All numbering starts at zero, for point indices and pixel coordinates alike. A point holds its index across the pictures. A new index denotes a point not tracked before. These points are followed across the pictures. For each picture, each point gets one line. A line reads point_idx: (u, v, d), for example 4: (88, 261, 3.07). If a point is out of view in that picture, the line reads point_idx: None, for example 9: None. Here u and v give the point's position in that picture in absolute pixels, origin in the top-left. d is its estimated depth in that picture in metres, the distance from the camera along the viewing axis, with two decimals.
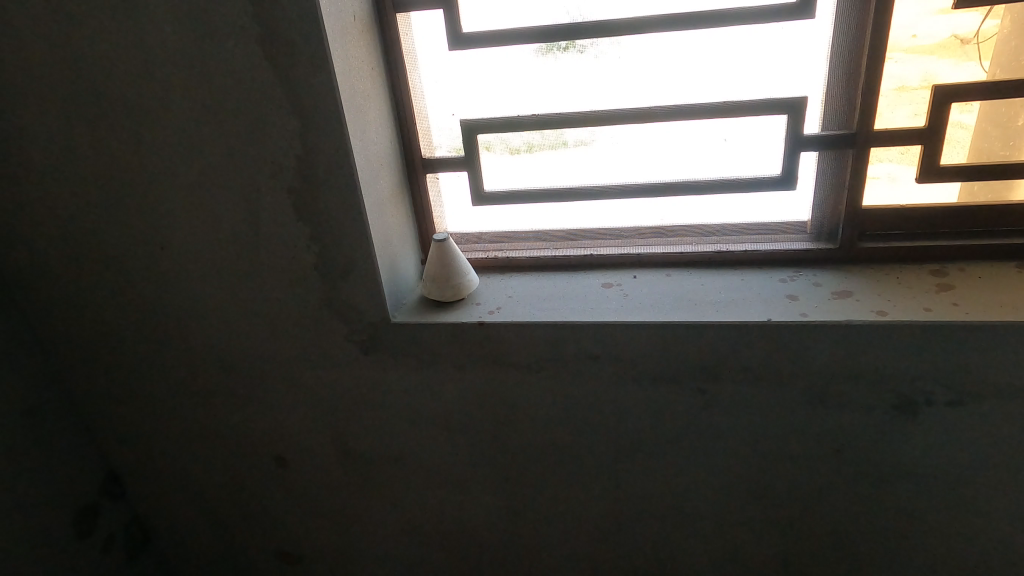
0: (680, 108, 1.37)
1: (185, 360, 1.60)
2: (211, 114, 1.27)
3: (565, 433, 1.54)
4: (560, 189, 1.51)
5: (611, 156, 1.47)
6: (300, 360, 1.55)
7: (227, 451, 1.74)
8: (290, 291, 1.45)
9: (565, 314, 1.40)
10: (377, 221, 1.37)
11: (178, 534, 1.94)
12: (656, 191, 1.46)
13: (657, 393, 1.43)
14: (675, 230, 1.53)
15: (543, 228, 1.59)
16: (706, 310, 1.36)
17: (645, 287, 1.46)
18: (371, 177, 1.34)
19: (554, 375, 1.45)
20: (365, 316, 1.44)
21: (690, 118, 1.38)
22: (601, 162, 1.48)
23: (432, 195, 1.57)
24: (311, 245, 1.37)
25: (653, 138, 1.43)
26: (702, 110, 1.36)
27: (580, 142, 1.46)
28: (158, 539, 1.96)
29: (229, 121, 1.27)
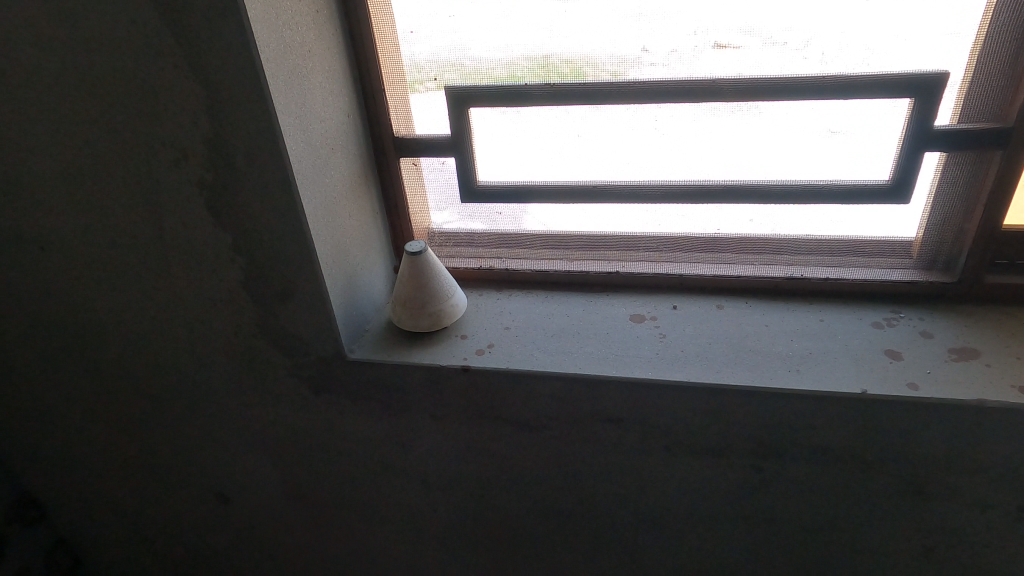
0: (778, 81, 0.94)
1: (98, 379, 1.27)
2: (78, 72, 0.88)
3: (570, 500, 1.19)
4: (578, 188, 1.10)
5: (668, 142, 1.04)
6: (238, 393, 1.21)
7: (159, 482, 1.43)
8: (216, 312, 1.09)
9: (581, 363, 1.03)
10: (328, 230, 1.00)
11: (112, 561, 1.66)
12: (710, 195, 1.06)
13: (694, 465, 1.08)
14: (732, 244, 1.14)
15: (552, 229, 1.20)
16: (776, 371, 0.98)
17: (688, 326, 1.09)
18: (319, 170, 0.96)
19: (559, 435, 1.10)
20: (315, 349, 1.09)
21: (792, 96, 0.95)
22: (636, 151, 1.06)
23: (410, 186, 1.17)
24: (236, 258, 1.00)
25: (718, 124, 1.01)
26: (808, 86, 0.94)
27: (626, 122, 1.03)
28: (90, 562, 1.68)
29: (105, 84, 0.88)
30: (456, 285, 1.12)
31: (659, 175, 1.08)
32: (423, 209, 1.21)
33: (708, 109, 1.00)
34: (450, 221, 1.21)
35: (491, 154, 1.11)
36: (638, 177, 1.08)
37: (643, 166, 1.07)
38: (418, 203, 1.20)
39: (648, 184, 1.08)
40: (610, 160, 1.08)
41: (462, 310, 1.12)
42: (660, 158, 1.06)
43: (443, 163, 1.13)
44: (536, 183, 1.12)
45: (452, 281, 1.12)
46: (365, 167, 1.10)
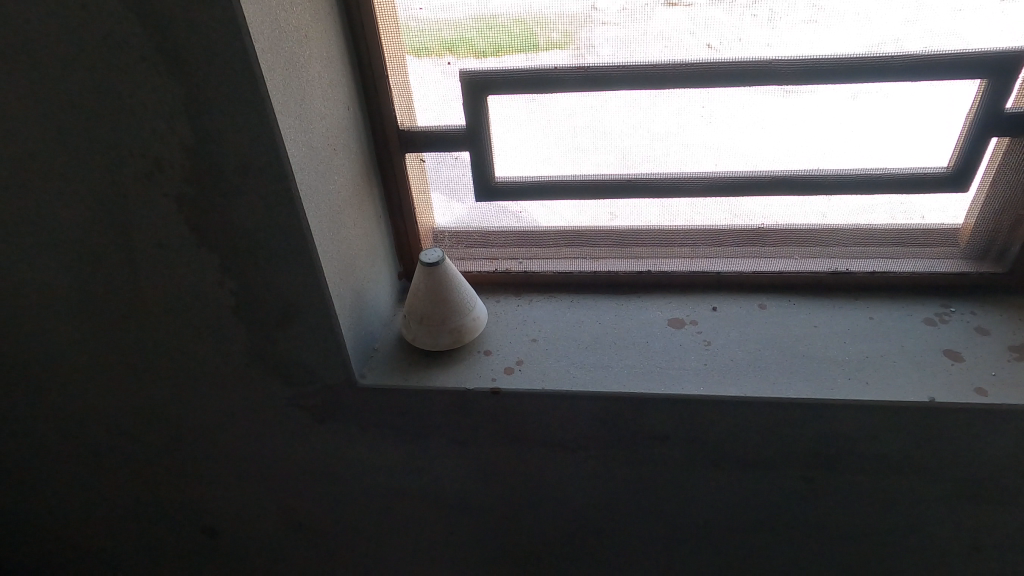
0: (839, 62, 0.85)
1: (55, 419, 1.10)
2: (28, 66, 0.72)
3: (603, 520, 1.10)
4: (610, 182, 0.99)
5: (713, 131, 0.93)
6: (229, 426, 1.07)
7: (133, 523, 1.28)
8: (200, 341, 0.94)
9: (624, 379, 0.93)
10: (333, 243, 0.86)
11: None
12: (756, 187, 0.97)
13: (742, 479, 1.00)
14: (774, 238, 1.04)
15: (579, 225, 1.07)
16: (836, 380, 0.91)
17: (733, 330, 1.00)
18: (321, 176, 0.82)
19: (596, 454, 1.01)
20: (320, 376, 0.96)
21: (852, 80, 0.86)
22: (678, 141, 0.95)
23: (415, 184, 1.04)
24: (226, 279, 0.86)
25: (771, 110, 0.91)
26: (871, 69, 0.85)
27: (666, 109, 0.92)
28: None
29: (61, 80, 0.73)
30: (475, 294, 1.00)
31: (700, 167, 0.97)
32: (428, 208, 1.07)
33: (762, 93, 0.89)
34: (460, 220, 1.08)
35: (510, 145, 0.98)
36: (675, 170, 0.98)
37: (683, 158, 0.96)
38: (423, 200, 1.06)
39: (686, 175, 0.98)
40: (646, 150, 0.96)
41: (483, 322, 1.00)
42: (703, 149, 0.95)
43: (456, 158, 1.00)
44: (562, 177, 1.00)
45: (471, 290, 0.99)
46: (366, 165, 0.96)
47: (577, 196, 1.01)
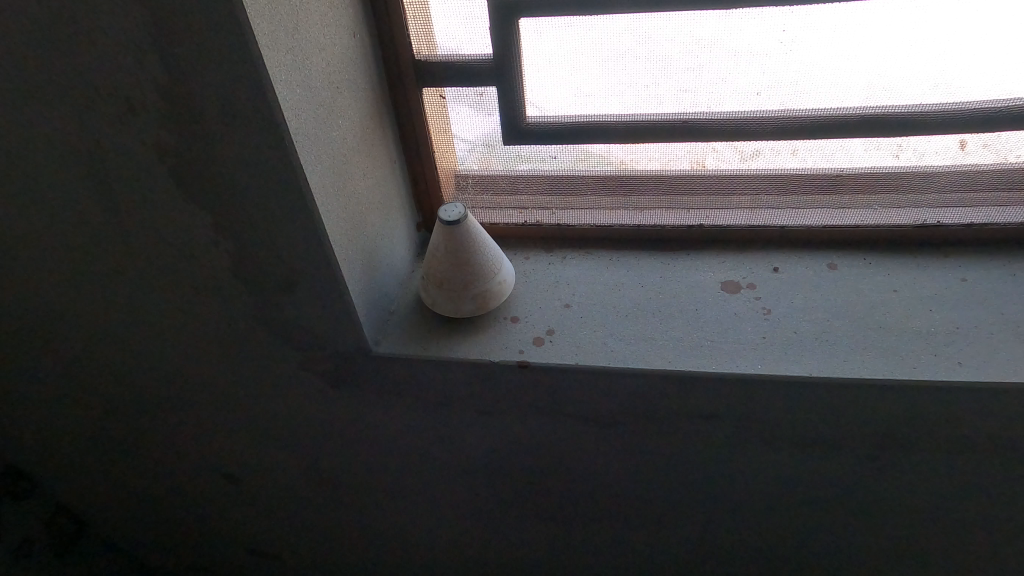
0: None
1: (64, 376, 1.06)
2: None
3: (639, 491, 1.03)
4: (663, 127, 0.85)
5: (796, 61, 0.77)
6: (239, 390, 1.00)
7: (154, 477, 1.25)
8: (201, 304, 0.86)
9: (669, 355, 0.83)
10: (339, 200, 0.74)
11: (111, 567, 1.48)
12: (835, 130, 0.82)
13: (797, 456, 0.91)
14: (855, 184, 0.88)
15: (621, 170, 0.93)
16: (919, 357, 0.78)
17: (797, 296, 0.87)
18: (320, 121, 0.69)
19: (634, 428, 0.91)
20: (331, 343, 0.87)
21: None
22: (751, 74, 0.79)
23: (435, 125, 0.90)
24: (220, 240, 0.76)
25: (869, 34, 0.73)
26: None
27: (738, 36, 0.76)
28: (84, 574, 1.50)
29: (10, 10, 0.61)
30: (501, 253, 0.90)
31: (772, 107, 0.82)
32: (450, 150, 0.93)
33: (860, 13, 0.72)
34: (485, 162, 0.94)
35: (544, 80, 0.83)
36: (742, 110, 0.82)
37: (754, 97, 0.81)
38: (444, 142, 0.92)
39: (755, 117, 0.83)
40: (708, 85, 0.81)
41: (510, 285, 0.90)
42: (778, 86, 0.79)
43: (481, 95, 0.85)
44: (604, 118, 0.86)
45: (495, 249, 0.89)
46: (376, 104, 0.83)
47: (619, 140, 0.87)
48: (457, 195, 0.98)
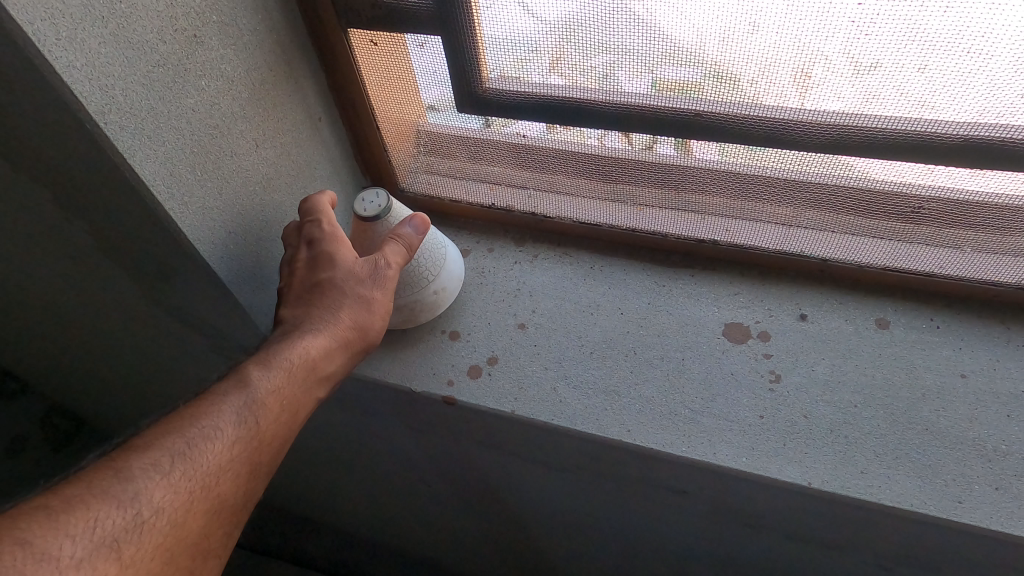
0: None
1: None
2: None
3: (597, 531, 0.87)
4: (702, 88, 0.57)
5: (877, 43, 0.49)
6: (160, 358, 0.88)
7: (115, 409, 1.21)
8: (81, 280, 0.72)
9: (630, 421, 0.64)
10: (205, 187, 0.57)
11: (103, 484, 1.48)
12: (920, 154, 0.54)
13: (788, 550, 0.72)
14: (946, 214, 0.60)
15: (614, 153, 0.68)
16: (974, 489, 0.56)
17: (821, 363, 0.65)
18: (158, 89, 0.50)
19: (588, 479, 0.75)
20: (235, 336, 0.73)
21: None
22: (803, 53, 0.51)
23: (372, 76, 0.68)
24: (67, 221, 0.60)
25: (1010, 17, 0.44)
26: None
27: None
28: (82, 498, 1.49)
29: None
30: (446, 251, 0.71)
31: (851, 85, 0.52)
32: (422, 110, 0.71)
33: None
34: (446, 123, 0.72)
35: (506, 40, 0.59)
36: (804, 78, 0.53)
37: (831, 60, 0.51)
38: (412, 97, 0.70)
39: (810, 107, 0.55)
40: (773, 32, 0.50)
41: (451, 291, 0.72)
42: (873, 50, 0.49)
43: (421, 45, 0.63)
44: (587, 95, 0.62)
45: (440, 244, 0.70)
46: (283, 50, 0.61)
47: (655, 93, 0.59)
48: (412, 162, 0.78)
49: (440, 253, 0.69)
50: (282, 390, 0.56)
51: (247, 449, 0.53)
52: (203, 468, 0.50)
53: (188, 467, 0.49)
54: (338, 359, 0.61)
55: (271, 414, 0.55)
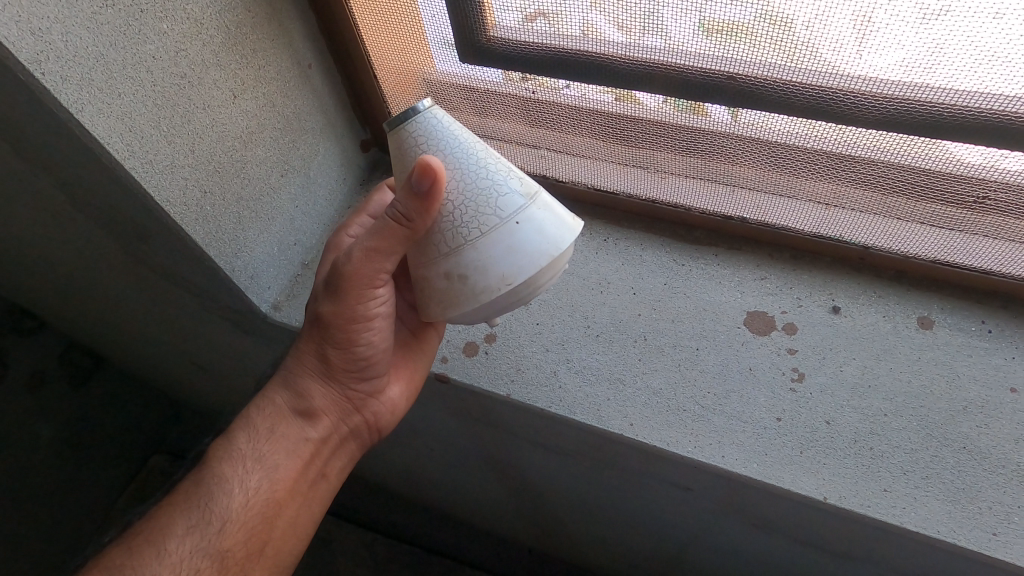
0: None
1: None
2: None
3: (598, 513, 0.84)
4: (752, 31, 0.48)
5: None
6: (158, 309, 0.86)
7: (127, 349, 1.21)
8: (65, 232, 0.68)
9: (635, 414, 0.59)
10: (172, 143, 0.51)
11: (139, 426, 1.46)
12: (989, 135, 0.46)
13: (797, 555, 0.67)
14: (1015, 204, 0.51)
15: (635, 113, 0.60)
16: (1010, 520, 0.50)
17: (851, 364, 0.59)
18: (107, 34, 0.44)
19: (588, 466, 0.71)
20: (221, 297, 0.69)
21: None
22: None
23: (368, 20, 0.61)
24: (35, 174, 0.56)
25: None
26: None
27: None
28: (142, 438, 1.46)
29: None
30: (501, 223, 0.44)
31: (918, 39, 0.43)
32: (430, 57, 0.63)
33: None
34: (457, 78, 0.65)
35: None
36: (864, 25, 0.44)
37: (900, 5, 0.42)
38: (418, 41, 0.62)
39: (862, 66, 0.46)
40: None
41: (479, 289, 0.44)
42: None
43: None
44: (605, 49, 0.54)
45: (486, 209, 0.44)
46: None
47: (703, 36, 0.50)
48: None
49: (477, 219, 0.44)
50: (267, 442, 0.55)
51: (242, 511, 0.52)
52: (179, 554, 0.50)
53: (162, 558, 0.49)
54: (316, 395, 0.57)
55: (241, 474, 0.53)
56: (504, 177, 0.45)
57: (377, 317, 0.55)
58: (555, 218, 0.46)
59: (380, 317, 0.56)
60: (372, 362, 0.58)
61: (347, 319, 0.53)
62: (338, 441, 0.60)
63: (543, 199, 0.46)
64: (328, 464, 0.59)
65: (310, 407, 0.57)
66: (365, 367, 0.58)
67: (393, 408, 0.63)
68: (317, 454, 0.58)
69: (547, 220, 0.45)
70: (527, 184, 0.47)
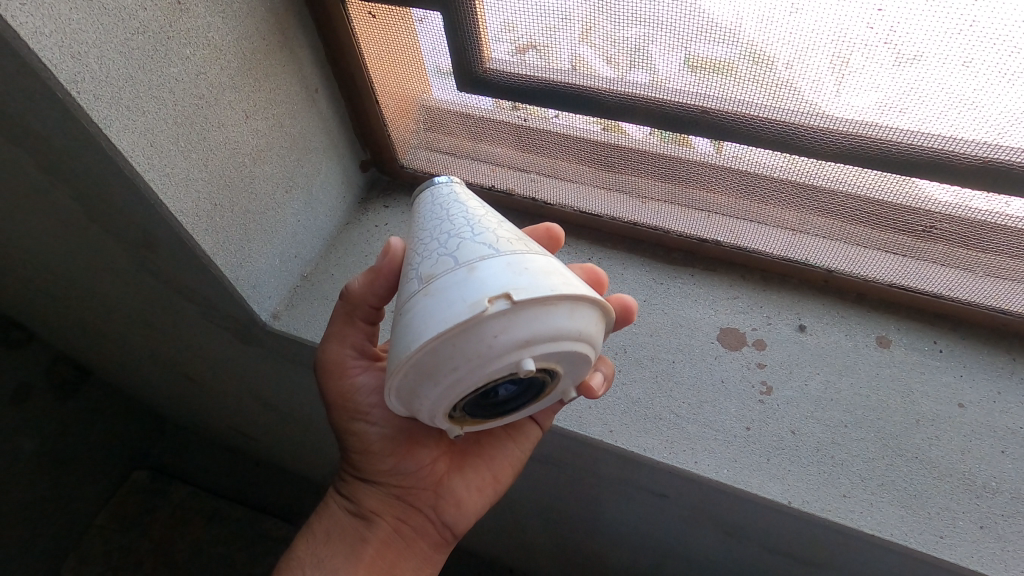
0: None
1: None
2: None
3: (578, 527, 0.87)
4: (735, 69, 0.52)
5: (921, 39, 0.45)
6: (156, 318, 0.89)
7: (117, 362, 1.22)
8: (73, 241, 0.71)
9: (614, 422, 0.62)
10: (189, 158, 0.55)
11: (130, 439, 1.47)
12: (934, 172, 0.51)
13: (766, 563, 0.70)
14: (960, 235, 0.57)
15: (619, 142, 0.65)
16: (957, 524, 0.54)
17: (815, 378, 0.63)
18: (136, 58, 0.48)
19: (570, 474, 0.74)
20: (223, 306, 0.72)
21: None
22: (842, 41, 0.47)
23: (373, 51, 0.66)
24: (53, 184, 0.59)
25: None
26: None
27: None
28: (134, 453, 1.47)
29: None
30: (393, 313, 0.41)
31: (889, 76, 0.48)
32: (428, 85, 0.68)
33: None
34: (455, 104, 0.69)
35: (513, 8, 0.55)
36: (839, 65, 0.49)
37: (873, 47, 0.46)
38: (417, 70, 0.67)
39: (831, 101, 0.51)
40: (817, 8, 0.46)
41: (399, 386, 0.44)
42: (916, 40, 0.45)
43: (420, 22, 0.60)
44: (591, 82, 0.59)
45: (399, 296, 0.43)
46: (276, 18, 0.59)
47: (688, 71, 0.54)
48: (411, 138, 0.76)
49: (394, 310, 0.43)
50: (325, 547, 0.60)
51: None
52: None
53: None
54: (366, 496, 0.62)
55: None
56: (422, 257, 0.42)
57: (370, 407, 0.59)
58: (443, 303, 0.37)
59: (375, 407, 0.59)
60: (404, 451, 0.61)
61: (342, 413, 0.60)
62: (404, 541, 0.62)
63: (447, 278, 0.38)
64: (395, 565, 0.60)
65: (360, 508, 0.62)
66: (389, 459, 0.61)
67: (455, 498, 0.62)
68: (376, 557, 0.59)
69: (422, 309, 0.38)
70: (447, 259, 0.40)
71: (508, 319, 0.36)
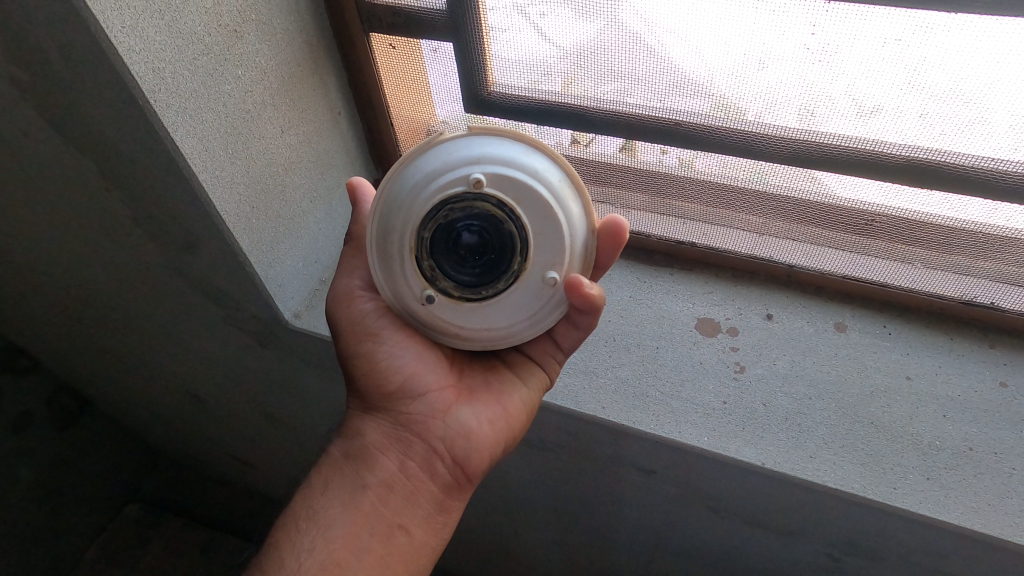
0: None
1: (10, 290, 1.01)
2: None
3: (572, 520, 0.92)
4: (712, 117, 0.64)
5: (868, 85, 0.56)
6: (175, 330, 0.95)
7: (120, 388, 1.25)
8: (113, 251, 0.78)
9: (605, 400, 0.69)
10: (235, 165, 0.63)
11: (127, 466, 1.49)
12: (875, 172, 0.61)
13: (746, 536, 0.77)
14: (896, 228, 0.66)
15: (604, 158, 0.75)
16: (907, 476, 0.62)
17: (782, 358, 0.72)
18: (200, 76, 0.57)
19: (565, 460, 0.80)
20: (248, 308, 0.80)
21: None
22: (801, 93, 0.59)
23: (391, 78, 0.76)
24: (108, 191, 0.66)
25: (961, 62, 0.51)
26: None
27: (777, 51, 0.56)
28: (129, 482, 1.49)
29: None
30: None
31: (849, 123, 0.59)
32: (433, 111, 0.77)
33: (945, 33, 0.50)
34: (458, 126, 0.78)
35: (514, 45, 0.66)
36: (805, 111, 0.60)
37: (822, 91, 0.58)
38: (425, 97, 0.76)
39: (794, 141, 0.62)
40: (780, 69, 0.58)
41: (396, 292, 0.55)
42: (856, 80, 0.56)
43: (434, 51, 0.70)
44: (581, 103, 0.69)
45: None
46: (309, 49, 0.69)
47: (656, 109, 0.66)
48: None
49: None
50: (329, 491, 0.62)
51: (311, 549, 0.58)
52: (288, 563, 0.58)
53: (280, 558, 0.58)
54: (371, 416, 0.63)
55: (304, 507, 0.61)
56: None
57: (377, 326, 0.61)
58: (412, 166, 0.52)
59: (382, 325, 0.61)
60: (393, 367, 0.61)
61: (351, 337, 0.62)
62: (410, 480, 0.62)
63: None
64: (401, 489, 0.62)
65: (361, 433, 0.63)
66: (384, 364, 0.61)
67: (475, 441, 0.62)
68: (380, 496, 0.61)
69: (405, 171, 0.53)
70: None
71: (461, 146, 0.50)
